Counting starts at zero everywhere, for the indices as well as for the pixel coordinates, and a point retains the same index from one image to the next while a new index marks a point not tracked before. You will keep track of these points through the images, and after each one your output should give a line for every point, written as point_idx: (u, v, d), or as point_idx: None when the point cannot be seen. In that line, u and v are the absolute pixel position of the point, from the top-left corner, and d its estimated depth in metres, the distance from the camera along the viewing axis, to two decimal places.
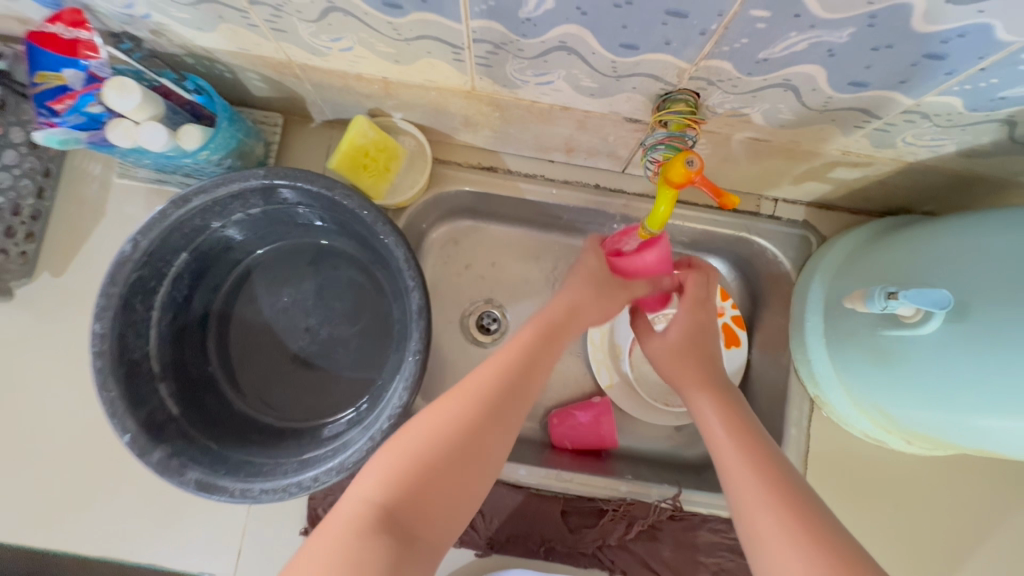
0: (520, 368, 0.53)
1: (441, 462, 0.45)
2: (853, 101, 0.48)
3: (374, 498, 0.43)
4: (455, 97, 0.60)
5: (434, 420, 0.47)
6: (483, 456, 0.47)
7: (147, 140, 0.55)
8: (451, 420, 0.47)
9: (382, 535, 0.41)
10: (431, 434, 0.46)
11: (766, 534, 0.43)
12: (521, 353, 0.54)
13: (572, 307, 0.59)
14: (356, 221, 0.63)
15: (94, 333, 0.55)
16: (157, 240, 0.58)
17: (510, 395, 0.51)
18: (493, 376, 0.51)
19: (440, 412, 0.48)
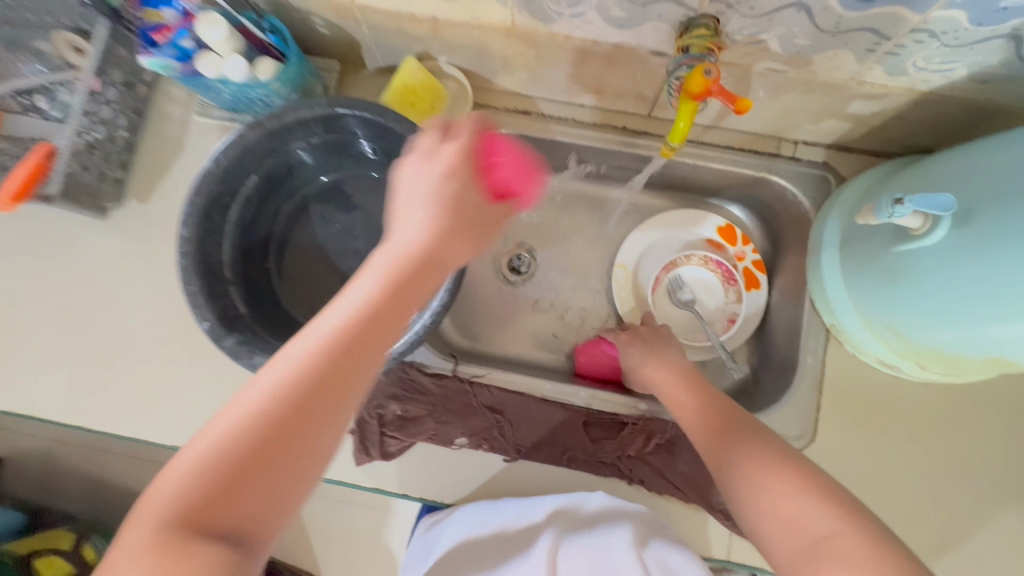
0: (360, 326, 0.40)
1: (254, 438, 0.37)
2: (862, 21, 0.53)
3: (176, 501, 0.36)
4: (496, 35, 0.67)
5: (251, 399, 0.38)
6: (307, 432, 0.38)
7: (230, 70, 0.64)
8: (271, 391, 0.38)
9: (196, 541, 0.35)
10: (245, 411, 0.38)
11: (767, 504, 0.50)
12: (361, 310, 0.41)
13: (432, 252, 0.44)
14: (403, 149, 0.70)
15: (181, 235, 0.64)
16: (234, 159, 0.67)
17: (342, 361, 0.39)
18: (319, 339, 0.40)
19: (260, 385, 0.39)
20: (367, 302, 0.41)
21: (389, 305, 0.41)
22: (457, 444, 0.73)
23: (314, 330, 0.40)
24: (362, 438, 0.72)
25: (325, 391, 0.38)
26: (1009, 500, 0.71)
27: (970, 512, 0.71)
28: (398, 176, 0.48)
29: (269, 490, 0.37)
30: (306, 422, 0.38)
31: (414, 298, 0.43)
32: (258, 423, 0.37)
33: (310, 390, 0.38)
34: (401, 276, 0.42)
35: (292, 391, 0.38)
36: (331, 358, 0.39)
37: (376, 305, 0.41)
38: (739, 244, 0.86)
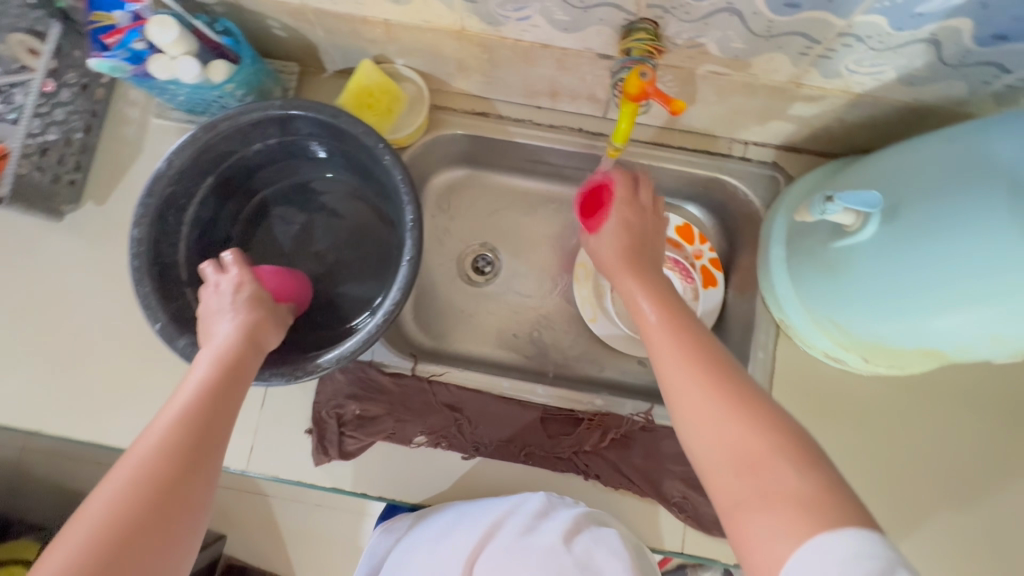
0: (207, 399, 0.49)
1: (140, 508, 0.42)
2: (792, 25, 0.55)
3: None
4: (449, 38, 0.68)
5: (107, 495, 0.42)
6: (185, 494, 0.44)
7: (182, 71, 0.65)
8: (134, 472, 0.43)
9: None
10: (117, 495, 0.42)
11: (697, 406, 0.48)
12: (205, 384, 0.50)
13: (252, 330, 0.57)
14: (359, 150, 0.71)
15: (133, 237, 0.64)
16: (188, 160, 0.67)
17: (203, 428, 0.47)
18: (179, 416, 0.47)
19: (123, 471, 0.44)
20: (215, 375, 0.51)
21: (231, 375, 0.52)
22: (415, 442, 0.73)
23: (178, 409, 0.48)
24: (321, 437, 0.73)
25: (196, 457, 0.46)
26: (953, 488, 0.74)
27: (917, 501, 0.73)
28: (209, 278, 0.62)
29: (148, 565, 0.41)
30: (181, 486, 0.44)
31: (247, 367, 0.54)
32: (132, 500, 0.42)
33: (181, 458, 0.45)
34: (240, 345, 0.55)
35: (162, 466, 0.44)
36: (195, 429, 0.47)
37: (221, 377, 0.51)
38: (696, 243, 0.88)
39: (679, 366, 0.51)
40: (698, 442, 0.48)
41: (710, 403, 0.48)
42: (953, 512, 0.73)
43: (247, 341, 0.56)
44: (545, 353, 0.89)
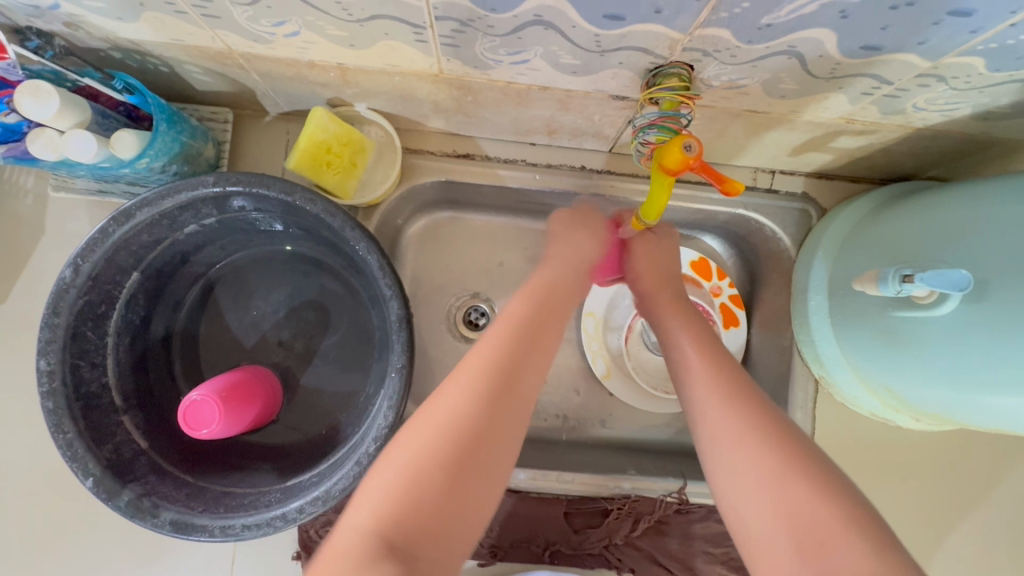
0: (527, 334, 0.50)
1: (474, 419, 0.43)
2: (862, 67, 0.44)
3: (372, 520, 0.39)
4: (422, 81, 0.54)
5: (449, 404, 0.44)
6: (492, 444, 0.44)
7: (74, 151, 0.49)
8: (429, 436, 0.42)
9: (383, 560, 0.37)
10: (445, 419, 0.43)
11: (733, 452, 0.44)
12: (491, 362, 0.47)
13: (558, 282, 0.56)
14: (322, 226, 0.57)
15: (41, 370, 0.50)
16: (102, 262, 0.52)
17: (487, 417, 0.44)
18: (456, 394, 0.45)
19: (409, 438, 0.43)
20: (499, 361, 0.47)
21: (520, 364, 0.48)
22: None
23: (467, 381, 0.45)
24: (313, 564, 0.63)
25: (474, 463, 0.42)
26: (1015, 536, 0.68)
27: (976, 554, 0.68)
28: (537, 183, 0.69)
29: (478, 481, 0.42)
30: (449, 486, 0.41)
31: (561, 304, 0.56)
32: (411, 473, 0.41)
33: (464, 444, 0.42)
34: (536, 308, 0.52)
35: (446, 446, 0.42)
36: (484, 424, 0.44)
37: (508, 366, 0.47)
38: (714, 279, 0.77)
39: (718, 419, 0.46)
40: (751, 534, 0.41)
41: (765, 478, 0.41)
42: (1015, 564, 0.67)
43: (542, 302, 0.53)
44: (553, 420, 0.76)
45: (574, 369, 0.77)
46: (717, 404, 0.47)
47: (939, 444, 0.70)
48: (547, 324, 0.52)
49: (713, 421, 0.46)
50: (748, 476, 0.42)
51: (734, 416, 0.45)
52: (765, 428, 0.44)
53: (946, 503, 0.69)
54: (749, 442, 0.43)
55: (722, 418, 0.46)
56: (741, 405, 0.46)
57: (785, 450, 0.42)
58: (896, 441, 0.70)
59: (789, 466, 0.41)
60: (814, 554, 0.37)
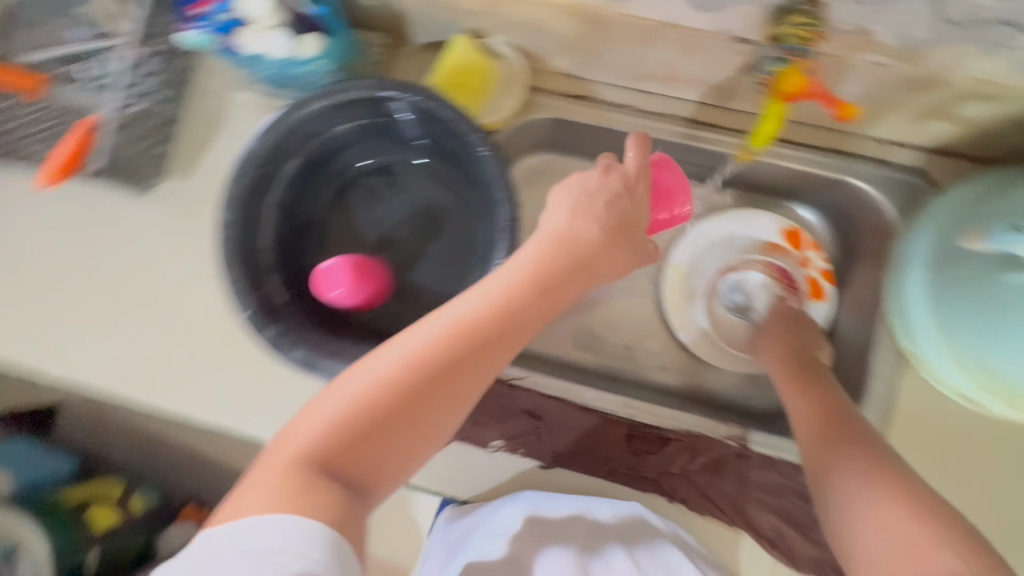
0: (512, 305, 0.50)
1: (417, 382, 0.46)
2: (1001, 10, 0.44)
3: (312, 444, 0.45)
4: (559, 13, 0.61)
5: (395, 358, 0.47)
6: (430, 408, 0.47)
7: (273, 45, 0.61)
8: (380, 393, 0.46)
9: (318, 482, 0.43)
10: (392, 372, 0.46)
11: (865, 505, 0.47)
12: (445, 339, 0.48)
13: (558, 261, 0.52)
14: (451, 136, 0.65)
15: (223, 221, 0.62)
16: (276, 142, 0.63)
17: (431, 389, 0.47)
18: (402, 365, 0.47)
19: (361, 375, 0.47)
20: (464, 328, 0.48)
21: (500, 337, 0.49)
22: (492, 446, 0.71)
23: (415, 353, 0.47)
24: None
25: (409, 417, 0.46)
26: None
27: None
28: (642, 128, 0.73)
29: (409, 430, 0.47)
30: (374, 448, 0.46)
31: (567, 283, 0.52)
32: (347, 425, 0.45)
33: (394, 410, 0.46)
34: (528, 294, 0.50)
35: (384, 407, 0.45)
36: (425, 385, 0.46)
37: (468, 347, 0.48)
38: (806, 250, 0.79)
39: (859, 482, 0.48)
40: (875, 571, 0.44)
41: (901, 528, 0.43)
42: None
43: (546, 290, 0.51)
44: (624, 359, 0.81)
45: (651, 316, 0.82)
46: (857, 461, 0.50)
47: None
48: (536, 311, 0.51)
49: (828, 456, 0.53)
50: (876, 521, 0.45)
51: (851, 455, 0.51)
52: (895, 488, 0.47)
53: None
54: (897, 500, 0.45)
55: (844, 459, 0.51)
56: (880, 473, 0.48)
57: (901, 493, 0.46)
58: (981, 431, 0.68)
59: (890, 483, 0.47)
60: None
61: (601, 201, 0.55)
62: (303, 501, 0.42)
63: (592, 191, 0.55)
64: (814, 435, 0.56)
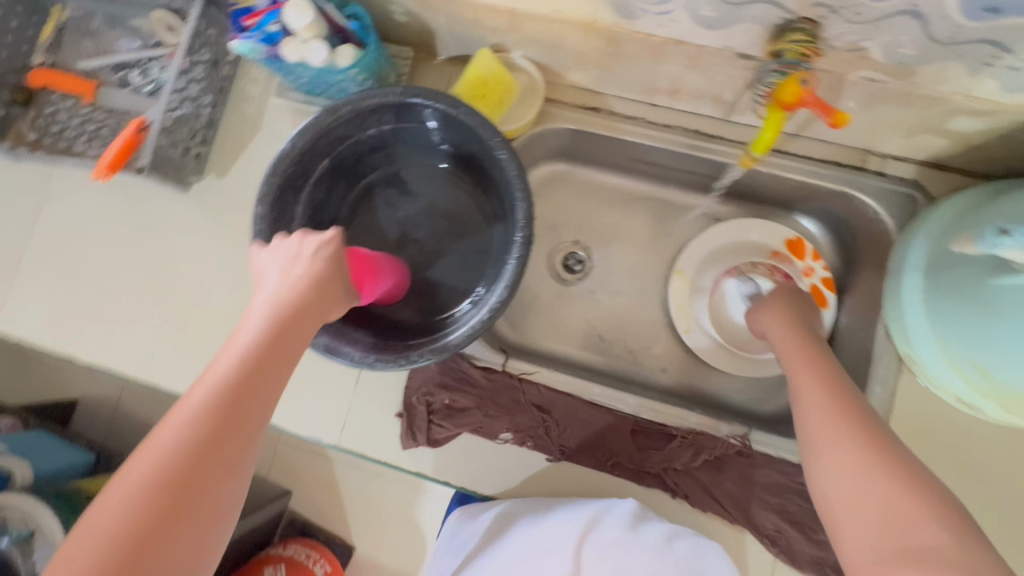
0: (252, 355, 0.43)
1: (184, 453, 0.37)
2: (984, 32, 0.48)
3: (103, 549, 0.34)
4: (575, 30, 0.66)
5: (173, 429, 0.38)
6: (216, 483, 0.38)
7: (313, 56, 0.66)
8: (163, 471, 0.37)
9: None
10: (164, 451, 0.37)
11: (860, 492, 0.45)
12: (207, 396, 0.40)
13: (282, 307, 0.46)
14: (472, 141, 0.70)
15: (256, 214, 0.65)
16: (310, 142, 0.68)
17: (195, 459, 0.37)
18: (180, 433, 0.38)
19: (143, 458, 0.37)
20: (222, 386, 0.40)
21: (238, 397, 0.40)
22: (500, 438, 0.73)
23: (181, 418, 0.39)
24: (410, 423, 0.74)
25: (195, 492, 0.37)
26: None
27: None
28: (653, 138, 0.78)
29: (214, 501, 0.37)
30: (216, 467, 0.38)
31: (318, 310, 0.48)
32: (150, 500, 0.36)
33: (173, 491, 0.36)
34: (252, 348, 0.43)
35: (162, 488, 0.36)
36: (197, 451, 0.38)
37: (245, 377, 0.41)
38: (808, 259, 0.82)
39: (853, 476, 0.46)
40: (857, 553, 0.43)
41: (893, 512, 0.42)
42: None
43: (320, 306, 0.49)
44: (630, 359, 0.84)
45: (657, 320, 0.85)
46: (849, 453, 0.48)
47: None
48: (276, 363, 0.43)
49: (826, 453, 0.49)
50: (865, 506, 0.44)
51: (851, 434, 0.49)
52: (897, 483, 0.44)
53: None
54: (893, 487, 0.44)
55: (842, 459, 0.48)
56: (875, 471, 0.45)
57: (901, 484, 0.44)
58: (977, 436, 0.70)
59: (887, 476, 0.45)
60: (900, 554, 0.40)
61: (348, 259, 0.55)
62: None
63: (320, 251, 0.51)
64: (815, 427, 0.52)
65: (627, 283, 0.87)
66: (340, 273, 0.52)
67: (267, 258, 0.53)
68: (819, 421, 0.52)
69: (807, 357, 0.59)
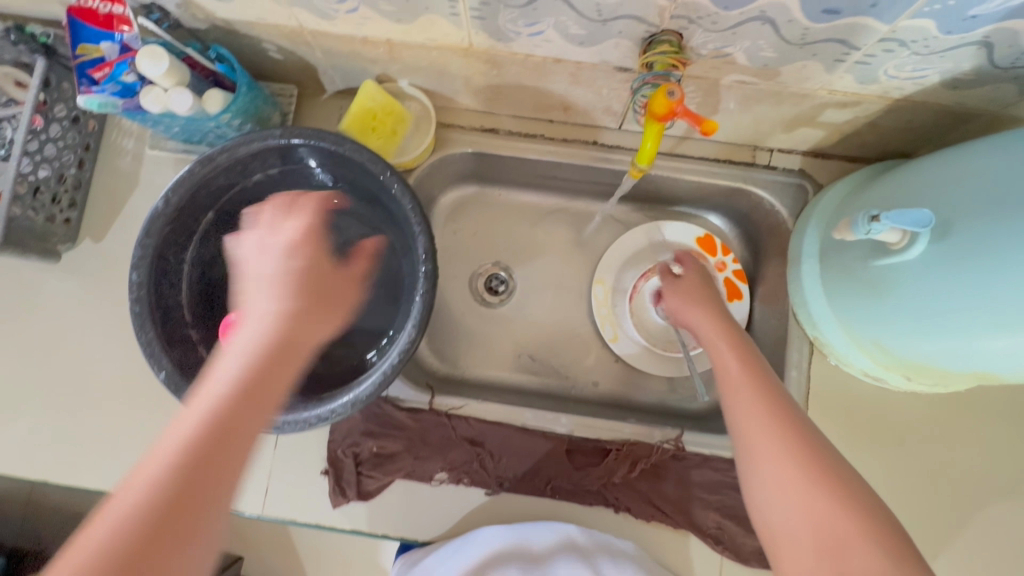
0: (237, 400, 0.41)
1: (173, 494, 0.37)
2: (828, 32, 0.51)
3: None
4: (455, 56, 0.64)
5: (162, 470, 0.38)
6: (197, 525, 0.37)
7: (175, 104, 0.61)
8: (145, 513, 0.36)
9: None
10: (151, 492, 0.37)
11: (796, 496, 0.46)
12: (200, 439, 0.39)
13: (273, 345, 0.45)
14: (365, 177, 0.67)
15: (132, 282, 0.60)
16: (187, 197, 0.63)
17: (183, 502, 0.37)
18: (171, 472, 0.38)
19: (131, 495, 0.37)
20: (209, 431, 0.40)
21: (219, 443, 0.40)
22: (435, 479, 0.70)
23: (170, 459, 0.38)
24: (337, 479, 0.69)
25: (172, 536, 0.36)
26: (1016, 503, 0.70)
27: (967, 515, 0.70)
28: (555, 154, 0.78)
29: (191, 544, 0.37)
30: (198, 509, 0.38)
31: (303, 348, 0.46)
32: (132, 536, 0.35)
33: (154, 532, 0.36)
34: (245, 387, 0.42)
35: (146, 528, 0.36)
36: (189, 495, 0.38)
37: (224, 416, 0.40)
38: (720, 254, 0.84)
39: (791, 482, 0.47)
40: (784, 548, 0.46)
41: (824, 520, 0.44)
42: (1016, 529, 0.69)
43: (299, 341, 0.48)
44: (563, 376, 0.83)
45: (584, 332, 0.85)
46: (785, 449, 0.48)
47: (932, 412, 0.73)
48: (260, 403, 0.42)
49: (758, 440, 0.50)
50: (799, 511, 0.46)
51: (769, 414, 0.51)
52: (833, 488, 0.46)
53: (940, 468, 0.71)
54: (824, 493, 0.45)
55: (775, 447, 0.49)
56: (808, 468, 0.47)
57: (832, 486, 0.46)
58: (889, 405, 0.73)
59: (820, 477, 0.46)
60: (831, 558, 0.43)
61: (335, 277, 0.53)
62: None
63: (299, 274, 0.50)
64: (740, 406, 0.53)
65: (551, 298, 0.86)
66: (322, 300, 0.50)
67: (244, 250, 0.53)
68: (747, 409, 0.52)
69: (717, 328, 0.61)
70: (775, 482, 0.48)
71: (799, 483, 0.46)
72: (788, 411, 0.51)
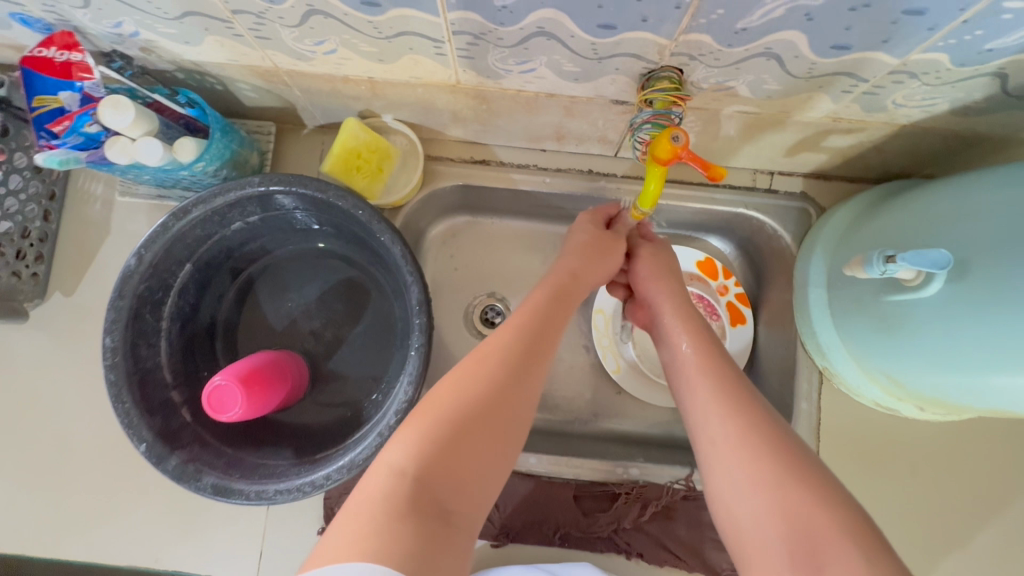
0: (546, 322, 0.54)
1: (482, 395, 0.46)
2: (836, 66, 0.48)
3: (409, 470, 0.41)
4: (442, 92, 0.61)
5: (454, 381, 0.47)
6: (503, 424, 0.46)
7: (144, 155, 0.56)
8: (454, 408, 0.45)
9: (419, 516, 0.38)
10: (457, 396, 0.45)
11: (747, 479, 0.42)
12: (481, 362, 0.48)
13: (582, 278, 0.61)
14: (351, 222, 0.63)
15: (105, 347, 0.56)
16: (161, 253, 0.59)
17: (494, 402, 0.46)
18: (473, 374, 0.47)
19: (442, 394, 0.46)
20: (519, 345, 0.51)
21: (532, 351, 0.51)
22: None
23: (469, 368, 0.48)
24: None
25: (478, 432, 0.44)
26: None
27: (982, 542, 0.69)
28: (549, 184, 0.75)
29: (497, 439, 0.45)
30: (506, 410, 0.46)
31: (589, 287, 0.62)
32: (447, 431, 0.43)
33: (465, 424, 0.44)
34: (549, 311, 0.55)
35: (462, 418, 0.44)
36: (490, 395, 0.46)
37: (531, 339, 0.51)
38: (721, 278, 0.81)
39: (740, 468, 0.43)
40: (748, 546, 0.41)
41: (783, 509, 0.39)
42: None
43: (536, 331, 0.53)
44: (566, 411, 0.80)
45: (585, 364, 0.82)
46: (733, 429, 0.45)
47: (942, 437, 0.72)
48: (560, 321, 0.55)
49: (710, 419, 0.47)
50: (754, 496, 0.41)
51: (718, 390, 0.49)
52: (783, 467, 0.42)
53: (953, 495, 0.70)
54: (777, 485, 0.41)
55: (723, 423, 0.46)
56: (753, 444, 0.43)
57: (786, 468, 0.41)
58: (899, 432, 0.72)
59: (772, 450, 0.43)
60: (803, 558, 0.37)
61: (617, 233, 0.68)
62: (399, 533, 0.37)
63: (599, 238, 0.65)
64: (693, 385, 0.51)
65: None
66: (598, 250, 0.64)
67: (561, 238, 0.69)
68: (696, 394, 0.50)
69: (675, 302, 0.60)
70: (726, 471, 0.44)
71: (750, 465, 0.43)
72: (739, 392, 0.48)
